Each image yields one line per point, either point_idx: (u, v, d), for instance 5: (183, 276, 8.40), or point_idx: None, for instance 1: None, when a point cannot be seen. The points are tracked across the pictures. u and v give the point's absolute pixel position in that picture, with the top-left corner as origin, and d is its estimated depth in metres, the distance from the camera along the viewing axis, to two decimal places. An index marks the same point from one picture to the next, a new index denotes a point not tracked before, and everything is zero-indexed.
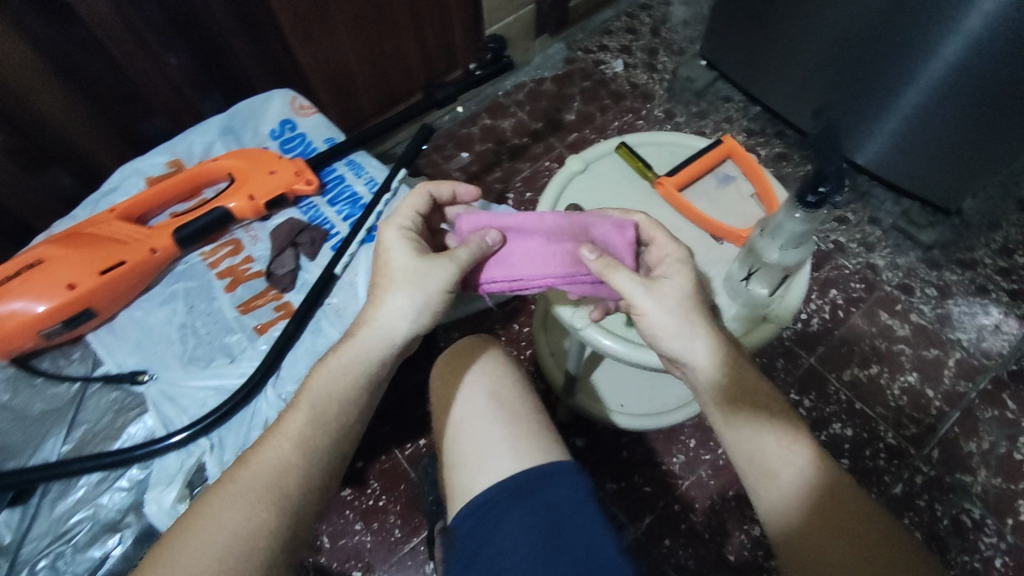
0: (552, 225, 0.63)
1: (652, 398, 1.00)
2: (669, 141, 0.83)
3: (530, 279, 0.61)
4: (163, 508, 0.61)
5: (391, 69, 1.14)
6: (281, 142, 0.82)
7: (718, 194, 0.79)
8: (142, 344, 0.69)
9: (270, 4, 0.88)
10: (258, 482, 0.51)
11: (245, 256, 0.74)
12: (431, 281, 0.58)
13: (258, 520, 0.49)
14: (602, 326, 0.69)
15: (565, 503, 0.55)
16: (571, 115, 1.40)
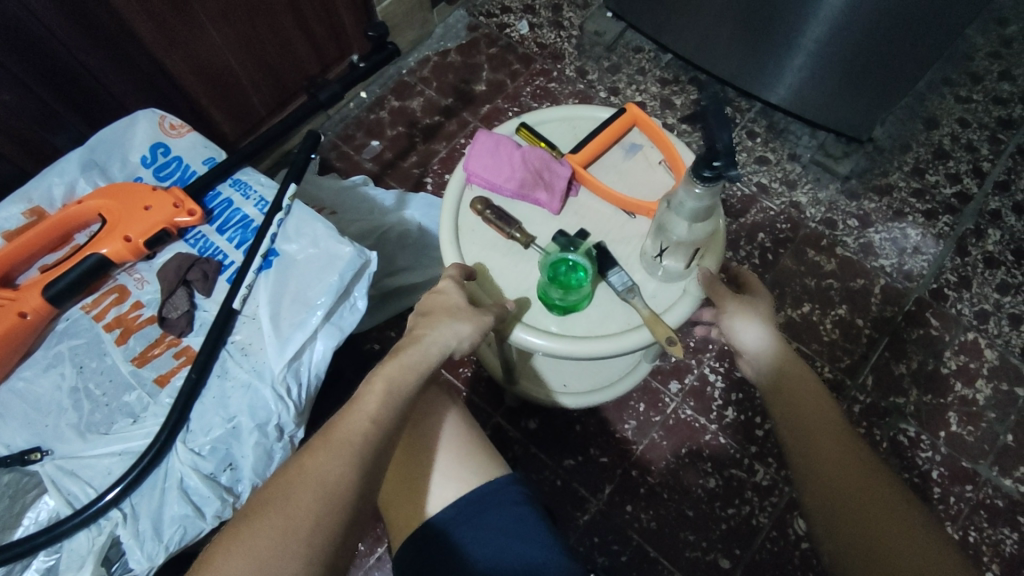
0: (531, 153, 0.75)
1: (593, 373, 1.02)
2: (569, 117, 0.82)
3: (494, 180, 0.74)
4: None
5: (278, 62, 1.06)
6: (155, 169, 0.75)
7: (625, 165, 0.78)
8: (31, 418, 0.63)
9: (118, 12, 0.79)
10: (353, 453, 0.50)
11: (134, 302, 0.68)
12: (476, 322, 0.61)
13: (344, 491, 0.49)
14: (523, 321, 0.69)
15: (503, 522, 0.60)
16: (480, 86, 1.34)
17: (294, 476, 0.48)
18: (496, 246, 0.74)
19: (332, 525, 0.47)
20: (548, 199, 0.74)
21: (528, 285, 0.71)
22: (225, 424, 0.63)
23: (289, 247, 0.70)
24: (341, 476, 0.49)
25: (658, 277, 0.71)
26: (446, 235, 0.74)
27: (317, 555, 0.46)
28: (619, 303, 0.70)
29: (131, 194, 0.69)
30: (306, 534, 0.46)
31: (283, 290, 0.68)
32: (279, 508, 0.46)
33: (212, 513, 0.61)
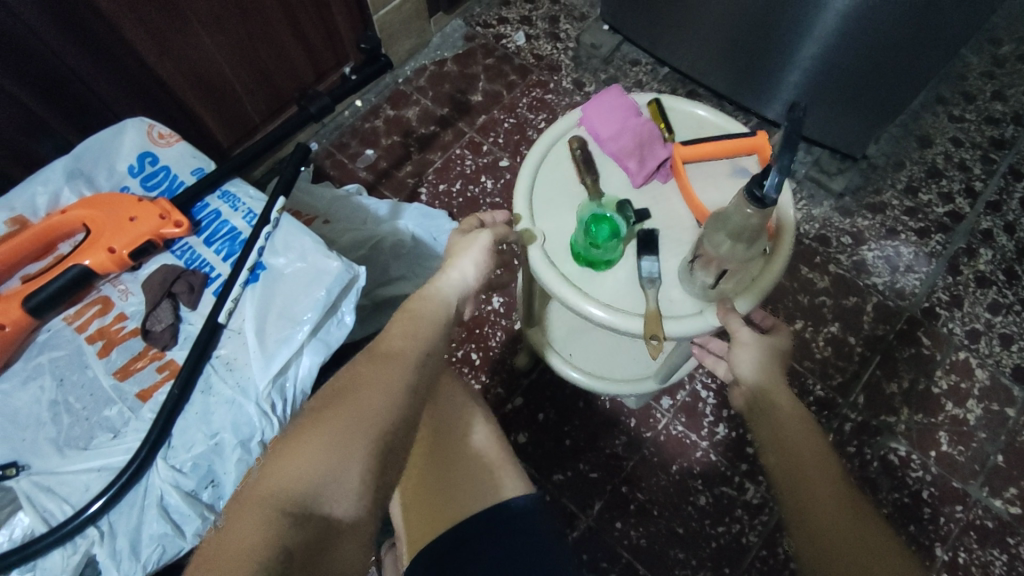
0: (647, 125, 0.70)
1: (604, 360, 0.95)
2: (712, 116, 0.73)
3: (600, 131, 0.70)
4: None
5: (273, 70, 1.05)
6: (143, 178, 0.74)
7: (726, 183, 0.69)
8: (8, 431, 0.62)
9: (109, 18, 0.79)
10: (408, 368, 0.48)
11: (117, 314, 0.67)
12: (477, 241, 0.59)
13: (402, 395, 0.47)
14: (545, 254, 0.67)
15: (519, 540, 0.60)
16: (476, 96, 1.34)
17: (356, 386, 0.46)
18: (564, 190, 0.70)
19: (389, 432, 0.45)
20: (636, 170, 0.69)
21: (564, 239, 0.68)
22: (208, 440, 0.62)
23: (277, 260, 0.69)
24: (398, 382, 0.47)
25: (684, 290, 0.66)
26: (530, 159, 0.71)
27: (375, 456, 0.44)
28: (635, 290, 0.66)
29: (118, 205, 0.68)
30: (364, 441, 0.44)
31: (270, 304, 0.67)
32: (335, 417, 0.44)
33: (192, 531, 0.61)
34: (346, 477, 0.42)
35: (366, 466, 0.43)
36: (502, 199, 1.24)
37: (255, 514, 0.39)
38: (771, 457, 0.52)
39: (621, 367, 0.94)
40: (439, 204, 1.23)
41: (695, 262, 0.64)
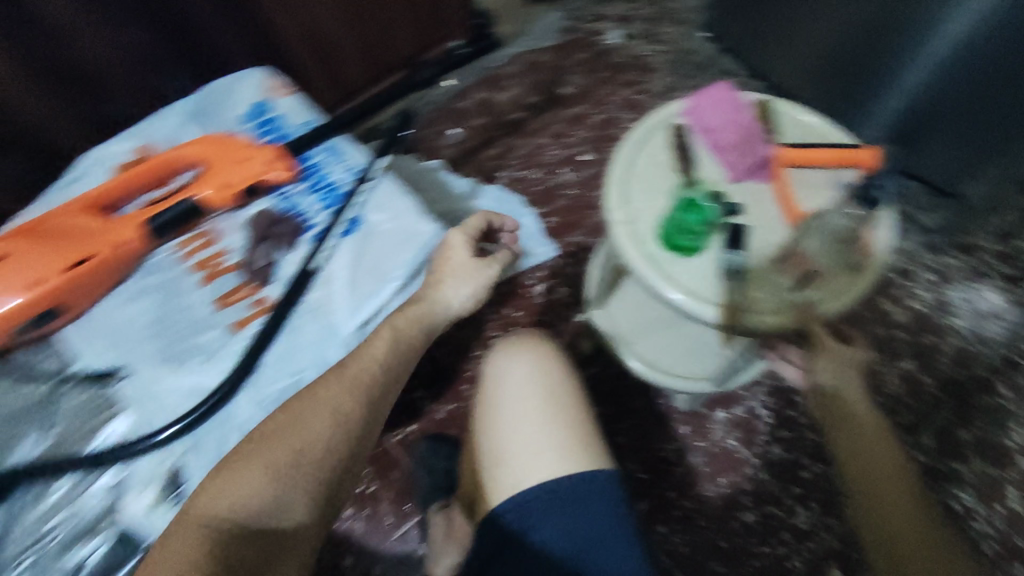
0: (752, 125, 0.71)
1: (664, 352, 0.93)
2: (826, 124, 0.72)
3: (704, 123, 0.71)
4: (139, 509, 0.61)
5: (378, 42, 1.09)
6: (257, 125, 0.78)
7: (827, 193, 0.68)
8: (115, 341, 0.66)
9: None
10: (354, 391, 0.58)
11: (220, 247, 0.71)
12: (469, 262, 0.67)
13: (346, 419, 0.57)
14: (631, 232, 0.67)
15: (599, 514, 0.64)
16: (568, 88, 1.37)
17: (296, 409, 0.56)
18: (659, 176, 0.71)
19: (321, 451, 0.55)
20: (733, 164, 0.69)
21: (652, 222, 0.68)
22: (290, 376, 0.65)
23: (373, 215, 0.71)
24: (337, 406, 0.57)
25: (765, 290, 0.64)
26: (630, 140, 0.72)
27: (310, 471, 0.54)
28: (715, 278, 0.65)
29: (233, 146, 0.72)
30: (295, 459, 0.54)
31: (361, 256, 0.70)
32: (278, 439, 0.55)
33: None
34: (272, 491, 0.52)
35: (299, 480, 0.53)
36: (579, 191, 1.26)
37: (197, 529, 0.49)
38: (849, 475, 0.56)
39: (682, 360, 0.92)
40: (518, 189, 1.26)
41: (784, 260, 0.64)
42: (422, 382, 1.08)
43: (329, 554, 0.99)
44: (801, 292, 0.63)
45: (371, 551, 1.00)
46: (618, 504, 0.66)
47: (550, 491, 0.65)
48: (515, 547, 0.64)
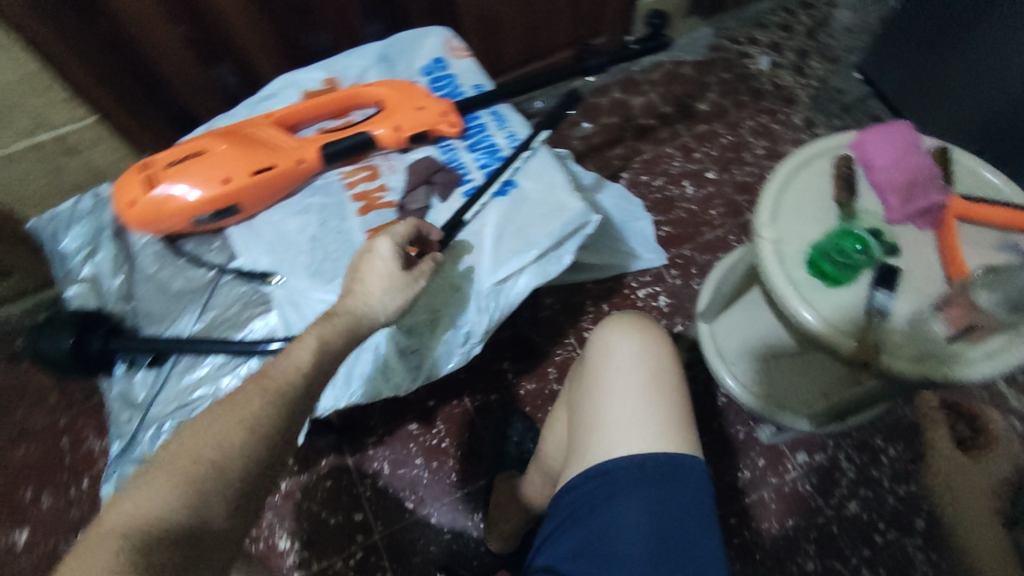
0: (928, 168, 0.69)
1: (769, 380, 0.92)
2: (1005, 184, 0.70)
3: (875, 158, 0.70)
4: None
5: (538, 20, 1.17)
6: (431, 79, 0.82)
7: (993, 254, 0.66)
8: (276, 247, 0.72)
9: None
10: (275, 389, 0.50)
11: (380, 184, 0.76)
12: (389, 271, 0.60)
13: (268, 421, 0.49)
14: (778, 249, 0.68)
15: (683, 498, 0.62)
16: (703, 105, 1.37)
17: (213, 419, 0.48)
18: (816, 200, 0.70)
19: (239, 462, 0.47)
20: (895, 206, 0.68)
21: (800, 244, 0.68)
22: (427, 313, 0.70)
23: (527, 182, 0.75)
24: (258, 410, 0.49)
25: (909, 336, 0.62)
26: (789, 162, 0.73)
27: (222, 485, 0.46)
28: (859, 311, 0.64)
29: (411, 94, 0.76)
30: (205, 473, 0.46)
31: (510, 217, 0.73)
32: (190, 447, 0.47)
33: (394, 382, 0.69)
34: (179, 505, 0.45)
35: (211, 496, 0.46)
36: (696, 207, 1.26)
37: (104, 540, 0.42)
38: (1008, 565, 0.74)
39: (788, 391, 0.91)
40: (636, 192, 1.27)
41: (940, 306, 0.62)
42: (510, 355, 1.12)
43: (391, 495, 1.02)
44: (951, 344, 0.61)
45: (428, 508, 1.02)
46: (703, 493, 0.63)
47: (640, 463, 0.63)
48: (596, 512, 0.62)
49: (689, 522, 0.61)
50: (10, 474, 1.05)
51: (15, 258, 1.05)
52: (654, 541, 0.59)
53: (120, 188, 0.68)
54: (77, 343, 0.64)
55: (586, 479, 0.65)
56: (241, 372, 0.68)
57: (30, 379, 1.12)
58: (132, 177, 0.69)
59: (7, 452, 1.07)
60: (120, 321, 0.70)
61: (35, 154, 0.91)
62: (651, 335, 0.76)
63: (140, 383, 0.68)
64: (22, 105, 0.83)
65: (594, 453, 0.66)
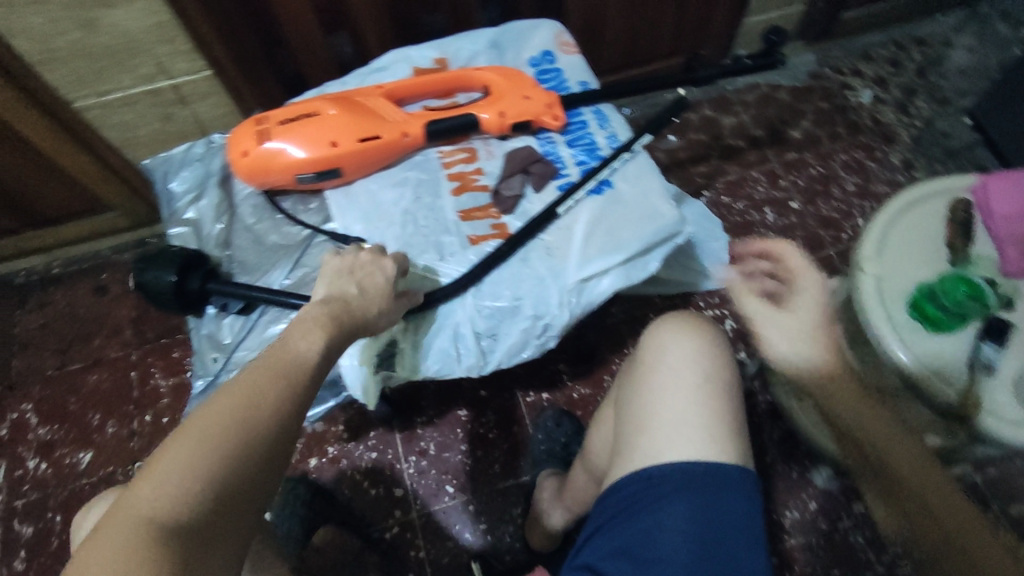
0: None
1: None
2: None
3: (996, 205, 0.66)
4: (353, 365, 0.64)
5: (641, 28, 1.17)
6: (538, 71, 0.83)
7: None
8: (370, 216, 0.74)
9: None
10: (285, 373, 0.48)
11: (477, 167, 0.76)
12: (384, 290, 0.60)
13: (280, 400, 0.46)
14: (878, 286, 0.65)
15: (731, 512, 0.59)
16: (796, 132, 1.33)
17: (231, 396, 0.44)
18: (925, 242, 0.68)
19: (260, 438, 0.44)
20: (1015, 259, 0.64)
21: (902, 285, 0.65)
22: (512, 299, 0.67)
23: (624, 184, 0.74)
24: (270, 389, 0.46)
25: (1016, 397, 0.59)
26: (900, 200, 0.69)
27: (249, 462, 0.42)
28: (958, 365, 0.61)
29: (519, 82, 0.77)
30: (227, 451, 0.42)
31: (603, 217, 0.72)
32: (207, 424, 0.43)
33: (466, 364, 0.67)
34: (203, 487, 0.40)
35: (235, 475, 0.42)
36: (776, 235, 1.23)
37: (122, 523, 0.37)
38: None
39: None
40: (715, 211, 1.25)
41: None
42: (568, 357, 1.12)
43: (432, 476, 1.03)
44: None
45: (467, 495, 1.02)
46: (752, 511, 0.60)
47: (688, 471, 0.60)
48: (637, 516, 0.60)
49: (734, 538, 0.58)
50: (84, 397, 1.11)
51: (117, 196, 1.11)
52: (698, 550, 0.57)
53: (233, 139, 0.70)
54: (174, 280, 0.65)
55: (631, 480, 0.63)
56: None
57: (113, 312, 1.19)
58: (246, 128, 0.71)
59: (83, 376, 1.13)
60: (216, 265, 0.72)
61: (152, 99, 0.96)
62: (710, 335, 0.73)
63: (227, 327, 0.71)
64: (150, 51, 0.88)
65: (642, 452, 0.64)
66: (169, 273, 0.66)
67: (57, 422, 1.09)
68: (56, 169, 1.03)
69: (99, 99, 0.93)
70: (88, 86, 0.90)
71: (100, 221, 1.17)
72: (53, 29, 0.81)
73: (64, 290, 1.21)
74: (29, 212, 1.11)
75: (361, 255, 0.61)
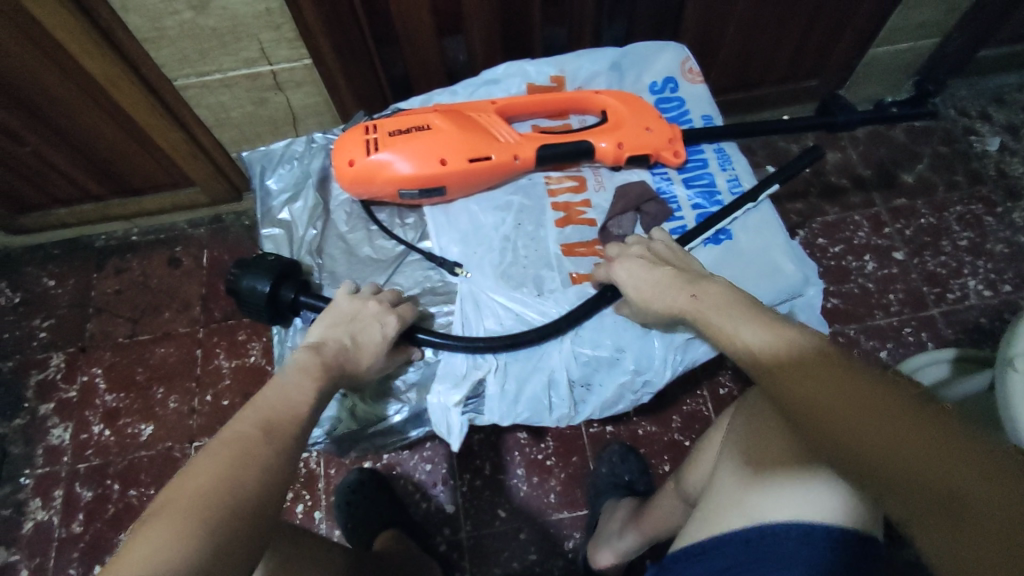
0: None
1: None
2: None
3: None
4: (443, 404, 0.61)
5: (755, 51, 1.09)
6: (658, 99, 0.77)
7: None
8: (468, 239, 0.70)
9: None
10: (274, 418, 0.47)
11: (584, 199, 0.72)
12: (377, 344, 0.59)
13: (270, 447, 0.45)
14: None
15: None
16: (908, 176, 1.23)
17: (220, 450, 0.43)
18: None
19: (256, 496, 0.42)
20: None
21: None
22: (612, 349, 0.63)
23: (744, 236, 0.69)
24: (258, 436, 0.45)
25: None
26: None
27: (239, 515, 0.40)
28: None
29: (642, 110, 0.71)
30: (218, 511, 0.39)
31: (718, 270, 0.67)
32: (196, 484, 0.41)
33: (556, 415, 0.63)
34: (200, 546, 0.37)
35: (230, 537, 0.39)
36: (874, 286, 1.14)
37: None
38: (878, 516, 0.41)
39: None
40: (809, 253, 1.17)
41: None
42: None
43: (484, 498, 1.00)
44: None
45: (519, 522, 0.98)
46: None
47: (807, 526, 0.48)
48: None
49: None
50: (150, 369, 1.12)
51: (201, 174, 1.11)
52: None
53: (339, 146, 0.67)
54: (265, 289, 0.64)
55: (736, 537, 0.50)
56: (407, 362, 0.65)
57: (183, 286, 1.19)
58: (353, 136, 0.67)
59: (151, 348, 1.14)
60: (305, 275, 0.70)
61: (249, 83, 0.94)
62: None
63: None
64: (256, 36, 0.85)
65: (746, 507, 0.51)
66: (260, 281, 0.64)
67: (123, 391, 1.10)
68: (147, 143, 1.03)
69: (198, 78, 0.91)
70: (190, 65, 0.89)
71: (182, 196, 1.17)
72: (164, 7, 0.79)
73: (140, 259, 1.22)
74: (117, 180, 1.11)
75: (372, 303, 0.61)
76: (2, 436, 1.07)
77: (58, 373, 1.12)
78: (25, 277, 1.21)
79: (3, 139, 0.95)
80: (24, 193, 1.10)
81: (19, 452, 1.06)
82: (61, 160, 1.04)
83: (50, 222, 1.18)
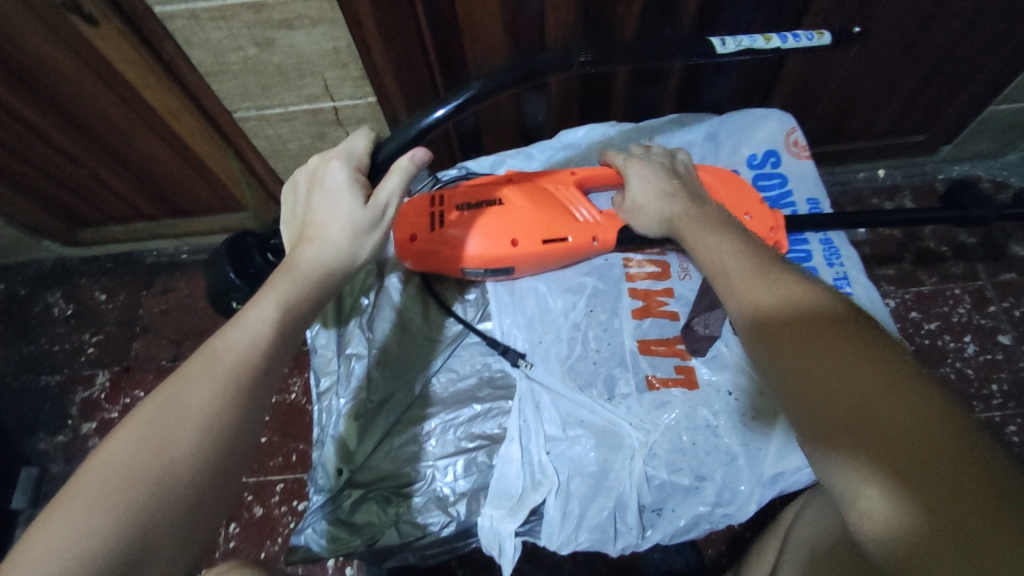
0: None
1: None
2: None
3: None
4: (493, 525, 0.59)
5: (858, 103, 0.97)
6: (758, 170, 0.77)
7: None
8: (534, 325, 0.68)
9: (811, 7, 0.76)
10: (223, 373, 0.43)
11: (666, 287, 0.68)
12: (349, 213, 0.55)
13: (219, 401, 0.42)
14: None
15: None
16: (1019, 248, 1.10)
17: (140, 416, 0.39)
18: None
19: (187, 474, 0.39)
20: None
21: None
22: (691, 477, 0.58)
23: None
24: (202, 402, 0.41)
25: None
26: None
27: (168, 491, 0.38)
28: None
29: (740, 189, 0.70)
30: (141, 489, 0.37)
31: None
32: (114, 460, 0.38)
33: (621, 543, 0.58)
34: (117, 527, 0.35)
35: (147, 523, 0.36)
36: (977, 374, 1.01)
37: None
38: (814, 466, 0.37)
39: None
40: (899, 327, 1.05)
41: None
42: None
43: None
44: None
45: None
46: None
47: None
48: None
49: None
50: None
51: (253, 200, 1.07)
52: None
53: (402, 218, 0.66)
54: (235, 277, 0.76)
55: None
56: (460, 471, 0.63)
57: None
58: (420, 208, 0.67)
59: None
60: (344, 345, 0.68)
61: (310, 118, 0.89)
62: None
63: (348, 433, 0.64)
64: (321, 74, 0.80)
65: None
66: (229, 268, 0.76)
67: None
68: (201, 168, 0.99)
69: (258, 112, 0.87)
70: (251, 100, 0.84)
71: (231, 218, 1.14)
72: (230, 44, 0.74)
73: (188, 277, 1.20)
74: (170, 201, 1.09)
75: (330, 163, 0.57)
76: (44, 452, 1.06)
77: (102, 392, 1.10)
78: (77, 288, 1.20)
79: (60, 159, 0.94)
80: (81, 209, 1.09)
81: (57, 470, 1.05)
82: (117, 181, 1.02)
83: (105, 237, 1.18)
